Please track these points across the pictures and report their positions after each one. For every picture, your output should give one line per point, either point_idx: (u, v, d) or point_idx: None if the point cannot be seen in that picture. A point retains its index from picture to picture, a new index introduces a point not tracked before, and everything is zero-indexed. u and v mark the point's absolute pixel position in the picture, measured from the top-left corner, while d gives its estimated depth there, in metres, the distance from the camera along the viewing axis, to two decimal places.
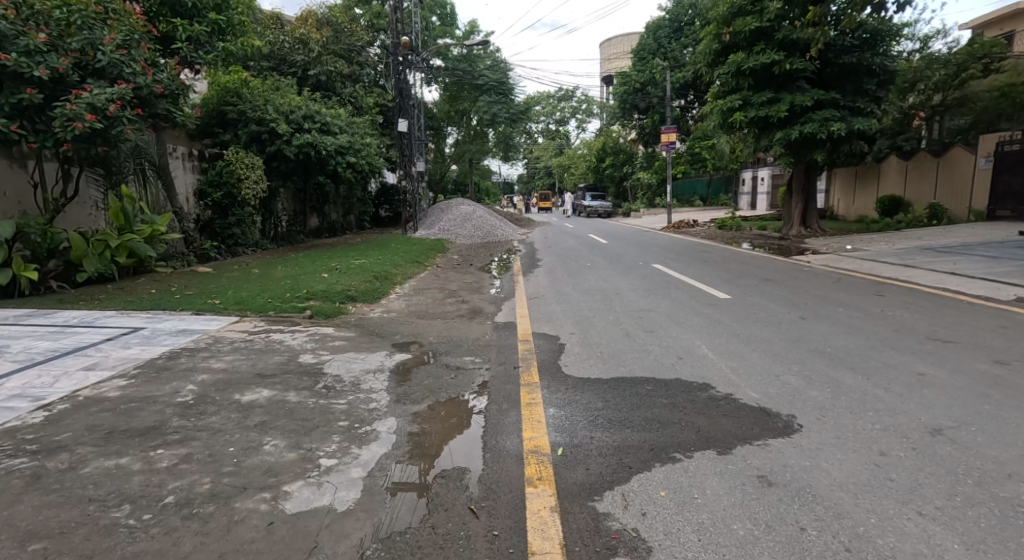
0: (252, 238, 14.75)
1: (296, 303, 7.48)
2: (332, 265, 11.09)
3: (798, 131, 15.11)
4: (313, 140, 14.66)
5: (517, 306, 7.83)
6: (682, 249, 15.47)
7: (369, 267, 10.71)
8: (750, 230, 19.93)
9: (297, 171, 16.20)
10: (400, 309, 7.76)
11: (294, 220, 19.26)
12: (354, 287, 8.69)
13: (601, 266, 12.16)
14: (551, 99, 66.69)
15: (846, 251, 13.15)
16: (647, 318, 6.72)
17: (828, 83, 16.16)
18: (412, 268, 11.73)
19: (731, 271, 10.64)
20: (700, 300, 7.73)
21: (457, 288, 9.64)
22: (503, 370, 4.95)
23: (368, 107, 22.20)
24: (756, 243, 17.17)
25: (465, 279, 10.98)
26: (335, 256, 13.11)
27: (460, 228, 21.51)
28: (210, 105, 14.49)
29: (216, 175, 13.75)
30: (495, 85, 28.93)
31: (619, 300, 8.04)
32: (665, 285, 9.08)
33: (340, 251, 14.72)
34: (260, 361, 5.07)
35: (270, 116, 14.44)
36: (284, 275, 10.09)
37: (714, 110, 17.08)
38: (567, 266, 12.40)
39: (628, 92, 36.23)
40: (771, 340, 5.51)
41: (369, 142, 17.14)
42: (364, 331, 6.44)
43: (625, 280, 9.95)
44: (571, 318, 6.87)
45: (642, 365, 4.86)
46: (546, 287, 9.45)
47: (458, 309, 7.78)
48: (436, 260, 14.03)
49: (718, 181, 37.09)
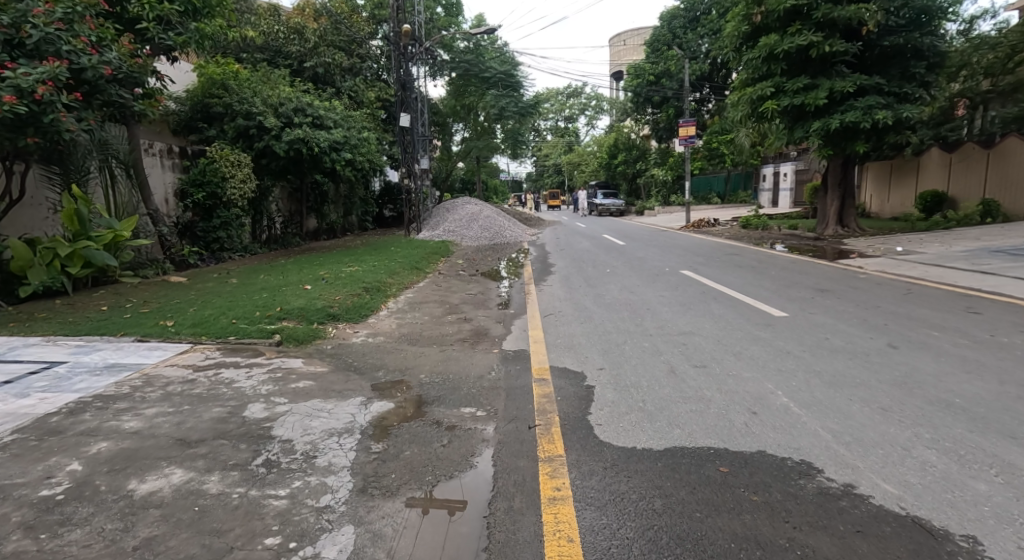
0: (239, 242, 13.63)
1: (265, 325, 6.23)
2: (320, 274, 9.85)
3: (839, 121, 13.65)
4: (304, 135, 13.28)
5: (531, 328, 6.53)
6: (708, 251, 14.10)
7: (361, 276, 9.47)
8: (778, 229, 18.46)
9: (289, 169, 14.97)
10: (390, 331, 6.49)
11: (289, 221, 18.15)
12: (339, 302, 7.44)
13: (622, 272, 10.83)
14: (561, 96, 65.38)
15: (898, 254, 11.73)
16: (692, 346, 5.39)
17: (869, 68, 14.72)
18: (410, 277, 10.46)
19: (775, 280, 9.25)
20: (751, 320, 6.38)
21: (460, 301, 8.37)
22: (513, 431, 3.65)
23: (370, 102, 21.11)
24: (788, 244, 15.75)
25: (470, 289, 9.72)
26: (327, 262, 11.93)
27: (467, 229, 20.28)
28: (195, 98, 13.37)
29: (197, 174, 12.58)
30: (502, 78, 27.66)
31: (652, 319, 6.72)
32: (703, 298, 7.73)
33: (336, 256, 13.52)
34: (191, 416, 3.81)
35: (258, 109, 13.25)
36: (264, 286, 8.88)
37: (742, 98, 15.69)
38: (584, 273, 11.09)
39: (641, 86, 34.83)
40: (869, 383, 4.15)
41: (367, 136, 15.86)
42: (340, 365, 5.16)
43: (653, 291, 8.61)
44: (597, 346, 5.58)
45: (706, 428, 3.54)
46: (563, 300, 8.15)
47: (460, 331, 6.50)
48: (440, 266, 12.79)
49: (736, 177, 35.55)
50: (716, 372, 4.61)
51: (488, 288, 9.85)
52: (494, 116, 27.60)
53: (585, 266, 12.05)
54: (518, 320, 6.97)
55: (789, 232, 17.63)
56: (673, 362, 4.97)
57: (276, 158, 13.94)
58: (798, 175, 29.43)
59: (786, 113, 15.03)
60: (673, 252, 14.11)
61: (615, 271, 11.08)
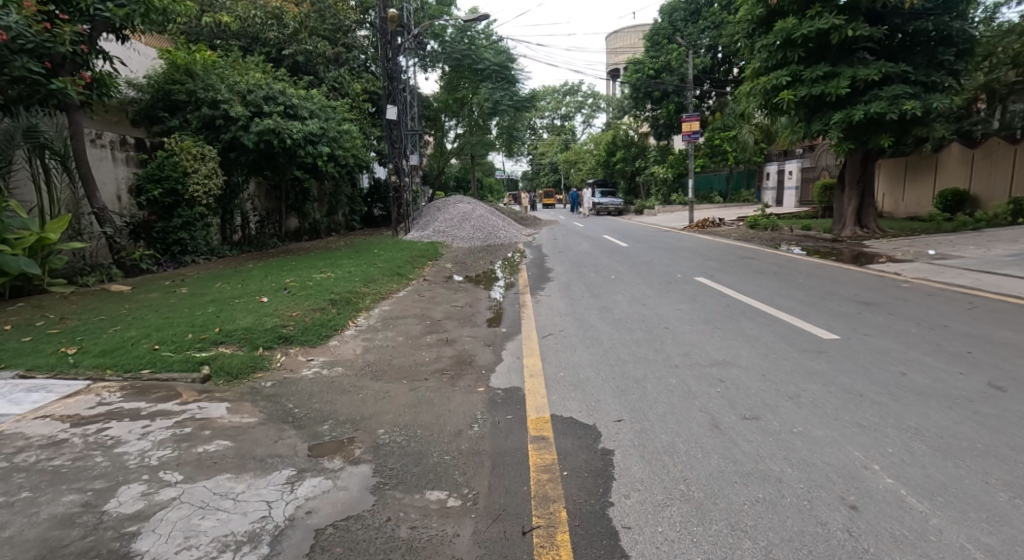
0: (203, 244, 12.38)
1: (194, 353, 4.99)
2: (287, 282, 8.64)
3: (862, 111, 12.49)
4: (275, 126, 11.90)
5: (527, 355, 5.32)
6: (718, 254, 12.95)
7: (330, 285, 8.27)
8: (790, 230, 17.30)
9: (263, 164, 13.67)
10: (353, 359, 5.25)
11: (266, 220, 16.92)
12: (296, 319, 6.19)
13: (629, 280, 9.62)
14: (557, 93, 64.31)
15: (932, 258, 10.58)
16: (734, 386, 4.20)
17: (893, 55, 13.61)
18: (390, 285, 9.24)
19: (807, 289, 8.07)
20: (799, 345, 5.17)
21: (444, 317, 7.13)
22: (499, 543, 2.42)
23: (356, 95, 19.87)
24: (804, 246, 14.59)
25: (457, 299, 8.51)
26: (299, 267, 10.72)
27: (458, 229, 19.08)
28: (156, 85, 12.29)
29: (154, 168, 11.34)
30: (496, 70, 26.37)
31: (674, 342, 5.52)
32: (731, 315, 6.51)
33: (311, 259, 12.30)
34: (21, 513, 2.57)
35: (223, 96, 11.95)
36: (215, 296, 7.66)
37: (755, 88, 14.57)
38: (587, 280, 9.88)
39: (640, 80, 33.69)
40: (1004, 453, 2.95)
41: (349, 129, 14.47)
42: (277, 413, 3.92)
43: (667, 303, 7.42)
44: (610, 385, 4.37)
45: (792, 542, 2.32)
46: (564, 316, 6.95)
47: (440, 358, 5.28)
48: (425, 271, 11.56)
49: (739, 176, 34.53)
50: (777, 430, 3.40)
51: (478, 297, 8.66)
52: (488, 110, 26.36)
53: (587, 272, 10.85)
54: (511, 343, 5.76)
55: (802, 233, 16.48)
56: (712, 410, 3.77)
57: (245, 152, 12.59)
58: (805, 173, 28.32)
59: (803, 104, 13.90)
60: (681, 255, 12.94)
61: (620, 279, 9.90)
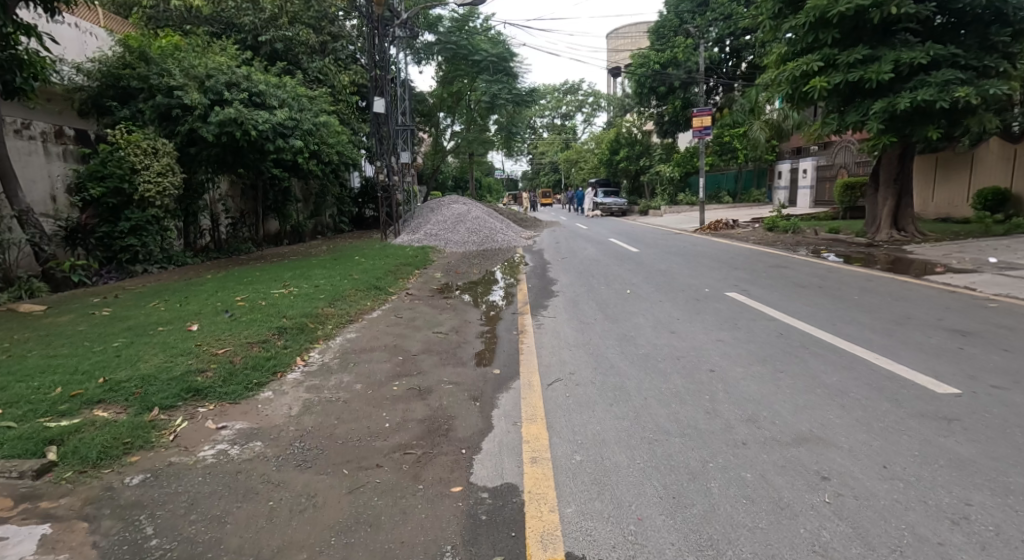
0: (158, 251, 10.96)
1: (48, 421, 3.49)
2: (237, 300, 7.19)
3: (907, 99, 10.99)
4: (237, 115, 10.31)
5: (526, 418, 3.82)
6: (744, 262, 11.45)
7: (286, 305, 6.80)
8: (816, 233, 15.80)
9: (230, 162, 12.20)
10: (283, 427, 3.73)
11: (240, 223, 15.48)
12: (222, 359, 4.69)
13: (648, 296, 8.11)
14: (557, 92, 63.12)
15: (999, 268, 9.06)
16: (847, 490, 2.69)
17: (938, 38, 12.10)
18: (363, 302, 7.77)
19: (871, 311, 6.55)
20: (911, 406, 3.65)
21: (421, 351, 5.62)
22: None
23: (343, 88, 18.61)
24: (836, 251, 13.07)
25: (442, 321, 7.00)
26: (263, 279, 9.26)
27: (451, 232, 17.57)
28: (105, 71, 10.81)
29: (97, 165, 9.89)
30: (494, 62, 24.83)
31: (727, 397, 4.01)
32: (794, 353, 4.98)
33: (281, 268, 10.84)
34: None
35: (177, 82, 10.38)
36: (139, 320, 6.20)
37: (781, 76, 13.08)
38: (598, 296, 8.36)
39: (646, 75, 32.24)
40: None
41: (327, 120, 12.89)
42: (120, 544, 2.43)
43: (702, 331, 5.93)
44: (652, 485, 2.87)
45: None
46: (574, 351, 5.45)
47: (405, 425, 3.77)
48: (409, 283, 10.09)
49: (748, 175, 33.11)
50: None
51: (469, 318, 7.18)
52: (485, 104, 24.88)
53: (598, 285, 9.32)
54: (505, 397, 4.25)
55: (830, 236, 14.97)
56: (834, 552, 2.26)
57: (206, 146, 11.09)
58: (820, 171, 26.75)
59: (836, 93, 12.40)
60: (701, 263, 11.45)
61: (635, 293, 8.42)
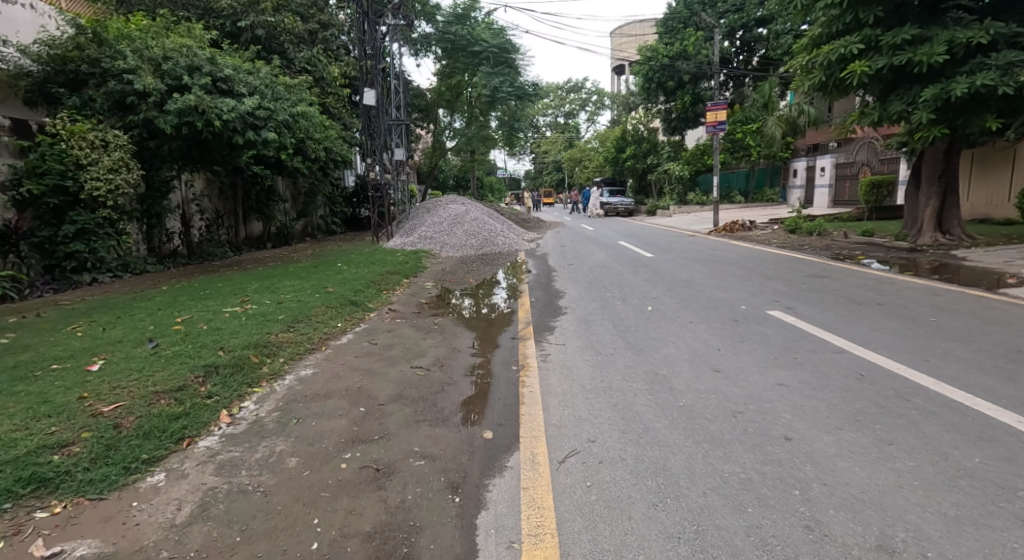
0: (110, 258, 9.69)
1: None
2: (174, 323, 5.88)
3: (964, 83, 9.62)
4: (197, 102, 8.96)
5: (528, 539, 2.49)
6: (776, 269, 10.12)
7: (231, 331, 5.47)
8: (847, 236, 14.41)
9: (197, 157, 10.91)
10: (152, 553, 2.40)
11: (215, 224, 14.26)
12: (104, 422, 3.36)
13: (674, 316, 6.75)
14: (559, 90, 62.00)
15: None
16: None
17: (996, 16, 10.71)
18: (332, 324, 6.46)
19: (964, 339, 5.18)
20: None
21: (391, 399, 4.29)
22: None
23: (332, 79, 18.10)
24: (875, 257, 11.69)
25: (426, 350, 5.68)
26: (222, 292, 7.96)
27: (448, 234, 16.25)
28: (53, 52, 9.51)
29: (35, 159, 8.60)
30: (495, 53, 23.41)
31: (830, 496, 2.67)
32: (896, 409, 3.63)
33: (249, 277, 9.54)
34: None
35: (129, 64, 9.00)
36: (37, 352, 4.87)
37: (814, 61, 11.72)
38: (615, 315, 7.01)
39: (653, 69, 31.05)
40: None
41: (306, 109, 11.58)
42: None
43: (755, 369, 4.60)
44: None
45: None
46: (592, 400, 4.12)
47: (342, 549, 2.44)
48: (394, 296, 8.78)
49: (761, 173, 31.75)
50: None
51: (461, 345, 5.88)
52: (486, 99, 23.57)
53: (613, 300, 7.96)
54: (498, 490, 2.92)
55: (864, 240, 13.59)
56: None
57: (167, 139, 9.81)
58: (839, 169, 25.34)
59: (879, 78, 11.03)
60: (726, 271, 10.11)
61: (657, 311, 7.10)
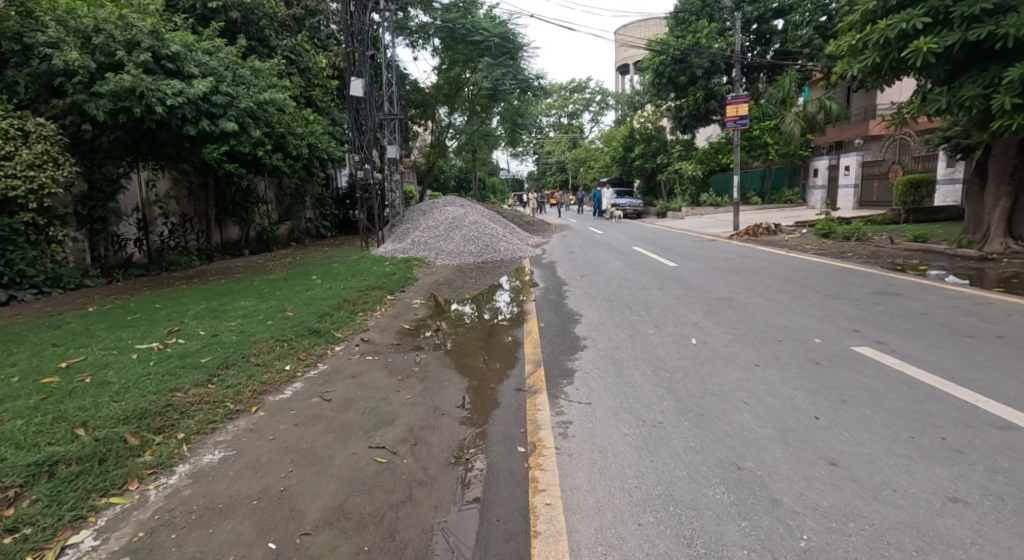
0: (34, 271, 8.11)
1: None
2: (51, 371, 4.27)
3: None
4: (131, 80, 7.37)
5: None
6: (831, 284, 8.49)
7: (120, 388, 3.86)
8: (894, 243, 12.74)
9: (148, 152, 9.34)
10: None
11: (181, 228, 12.75)
12: None
13: (730, 355, 5.11)
14: (563, 91, 60.41)
15: None
16: None
17: None
18: (276, 369, 4.85)
19: None
20: None
21: (323, 523, 2.68)
22: None
23: (320, 70, 16.70)
24: (939, 267, 10.01)
25: (396, 413, 4.05)
26: (153, 318, 6.38)
27: (443, 240, 14.62)
28: None
29: None
30: (497, 43, 21.76)
31: None
32: None
33: (201, 295, 7.97)
34: None
35: (51, 35, 7.42)
36: None
37: (868, 40, 10.10)
38: (650, 353, 5.35)
39: (663, 63, 29.88)
40: None
41: (277, 95, 10.00)
42: None
43: (894, 463, 2.97)
44: None
45: None
46: (652, 533, 2.50)
47: None
48: (372, 320, 7.18)
49: (779, 173, 30.08)
50: None
51: (446, 404, 4.26)
52: (488, 92, 21.92)
53: (643, 328, 6.31)
54: None
55: (917, 247, 11.93)
56: None
57: (105, 130, 8.24)
58: (865, 168, 23.60)
59: (946, 58, 9.41)
60: (772, 287, 8.48)
61: (705, 346, 5.46)
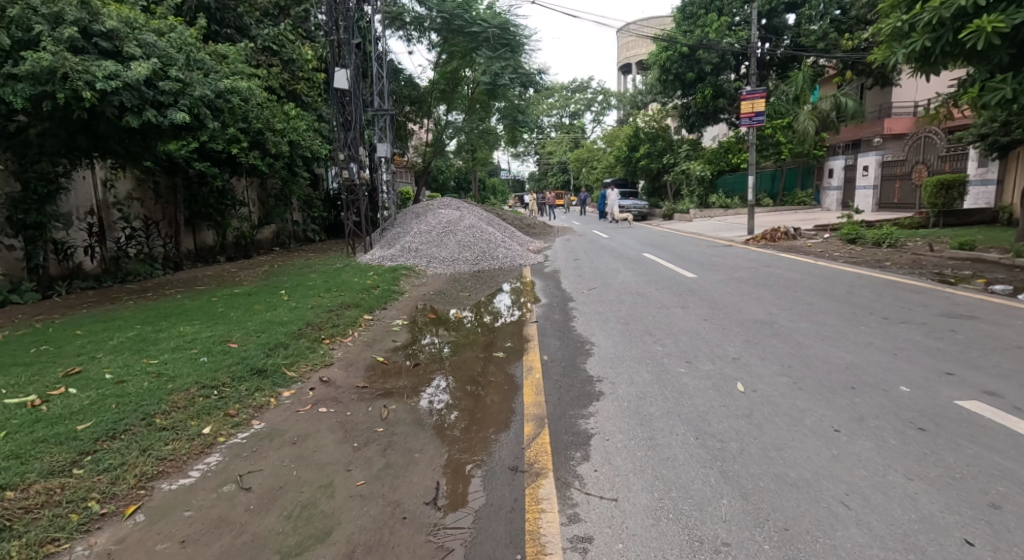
0: None
1: None
2: None
3: None
4: (50, 59, 6.16)
5: None
6: (884, 303, 7.23)
7: None
8: (935, 251, 11.48)
9: (90, 148, 8.13)
10: None
11: (144, 233, 11.50)
12: None
13: (798, 415, 3.81)
14: (564, 91, 59.24)
15: None
16: None
17: None
18: (188, 434, 3.60)
19: None
20: None
21: None
22: None
23: (305, 62, 15.50)
24: (999, 279, 8.76)
25: (337, 519, 2.80)
26: (62, 350, 5.15)
27: (436, 246, 13.35)
28: None
29: None
30: (496, 34, 20.57)
31: None
32: None
33: (140, 317, 6.72)
34: None
35: None
36: None
37: (918, 20, 8.81)
38: (690, 408, 4.06)
39: (670, 59, 28.54)
40: None
41: (239, 83, 8.75)
42: None
43: None
44: None
45: None
46: None
47: None
48: (337, 351, 5.91)
49: (792, 173, 28.93)
50: None
51: (410, 499, 3.00)
52: (486, 86, 20.71)
53: (672, 368, 5.01)
54: None
55: (965, 256, 10.67)
56: None
57: (31, 121, 7.04)
58: (885, 168, 22.30)
59: (1013, 39, 8.15)
60: (815, 307, 7.19)
61: (757, 397, 4.20)
